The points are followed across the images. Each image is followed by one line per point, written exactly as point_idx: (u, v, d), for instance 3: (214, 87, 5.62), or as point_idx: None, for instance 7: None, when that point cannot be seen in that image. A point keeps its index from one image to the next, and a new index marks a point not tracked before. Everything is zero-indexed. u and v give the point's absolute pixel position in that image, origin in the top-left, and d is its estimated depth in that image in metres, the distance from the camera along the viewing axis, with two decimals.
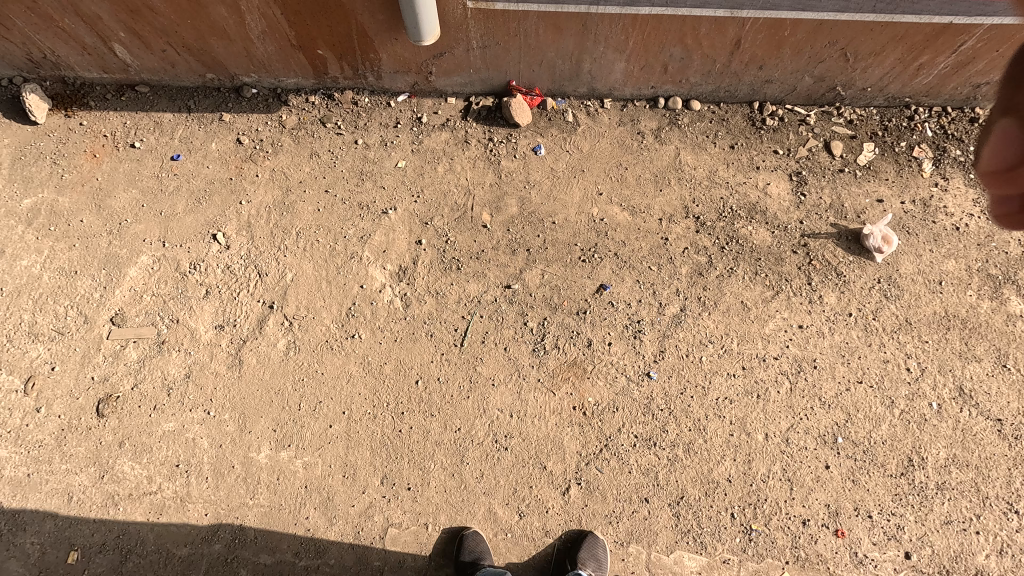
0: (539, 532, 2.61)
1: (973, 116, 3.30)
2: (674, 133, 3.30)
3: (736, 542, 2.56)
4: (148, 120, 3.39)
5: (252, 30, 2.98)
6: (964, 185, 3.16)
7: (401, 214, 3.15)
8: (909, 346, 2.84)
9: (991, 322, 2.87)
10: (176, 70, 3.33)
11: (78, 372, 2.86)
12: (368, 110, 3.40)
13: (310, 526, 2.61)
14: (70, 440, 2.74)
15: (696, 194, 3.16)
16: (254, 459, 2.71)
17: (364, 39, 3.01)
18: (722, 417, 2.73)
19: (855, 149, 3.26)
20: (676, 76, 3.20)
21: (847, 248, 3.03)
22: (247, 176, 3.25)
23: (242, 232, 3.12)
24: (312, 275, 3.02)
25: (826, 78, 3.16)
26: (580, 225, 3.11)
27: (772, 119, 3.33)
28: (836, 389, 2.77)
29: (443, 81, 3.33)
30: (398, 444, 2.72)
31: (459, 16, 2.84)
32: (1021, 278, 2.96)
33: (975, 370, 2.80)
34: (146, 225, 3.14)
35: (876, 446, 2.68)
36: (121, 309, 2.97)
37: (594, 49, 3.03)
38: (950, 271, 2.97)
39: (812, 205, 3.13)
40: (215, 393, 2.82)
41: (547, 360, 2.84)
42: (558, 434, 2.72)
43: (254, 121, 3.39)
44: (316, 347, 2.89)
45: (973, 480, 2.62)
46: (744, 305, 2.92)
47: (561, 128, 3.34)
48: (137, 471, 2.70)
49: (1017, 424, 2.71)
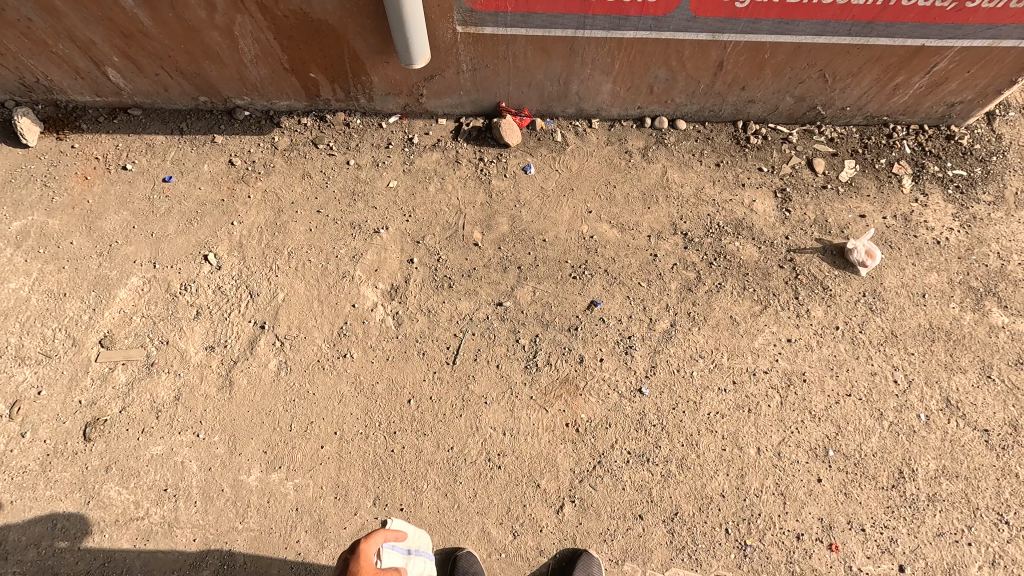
0: (533, 551, 2.58)
1: (950, 134, 3.40)
2: (661, 152, 3.37)
3: (731, 558, 2.55)
4: (140, 143, 3.41)
5: (245, 55, 3.03)
6: (943, 200, 3.24)
7: (393, 233, 3.17)
8: (896, 358, 2.88)
9: (974, 334, 2.93)
10: (169, 94, 3.36)
11: (65, 396, 2.82)
12: (359, 132, 3.45)
13: (301, 550, 2.57)
14: (56, 465, 2.70)
15: (683, 211, 3.21)
16: (244, 481, 2.68)
17: (356, 62, 3.07)
18: (714, 431, 2.74)
19: (836, 166, 3.35)
20: (662, 97, 3.28)
21: (832, 262, 3.09)
22: (238, 197, 3.26)
23: (233, 253, 3.13)
24: (304, 295, 3.03)
25: (806, 98, 3.25)
26: (570, 242, 3.14)
27: (756, 137, 3.42)
28: (826, 402, 2.80)
29: (434, 103, 3.39)
30: (391, 464, 2.70)
31: (449, 40, 2.91)
32: (1002, 290, 3.02)
33: (961, 381, 2.84)
34: (137, 247, 3.14)
35: (866, 459, 2.70)
36: (110, 331, 2.95)
37: (581, 71, 3.11)
38: (932, 284, 3.03)
39: (797, 221, 3.19)
40: (205, 415, 2.79)
41: (539, 377, 2.85)
42: (551, 451, 2.72)
43: (247, 142, 3.42)
44: (307, 368, 2.88)
45: (963, 491, 2.64)
46: (733, 320, 2.96)
47: (550, 147, 3.41)
48: (124, 496, 2.65)
49: (1004, 435, 2.74)
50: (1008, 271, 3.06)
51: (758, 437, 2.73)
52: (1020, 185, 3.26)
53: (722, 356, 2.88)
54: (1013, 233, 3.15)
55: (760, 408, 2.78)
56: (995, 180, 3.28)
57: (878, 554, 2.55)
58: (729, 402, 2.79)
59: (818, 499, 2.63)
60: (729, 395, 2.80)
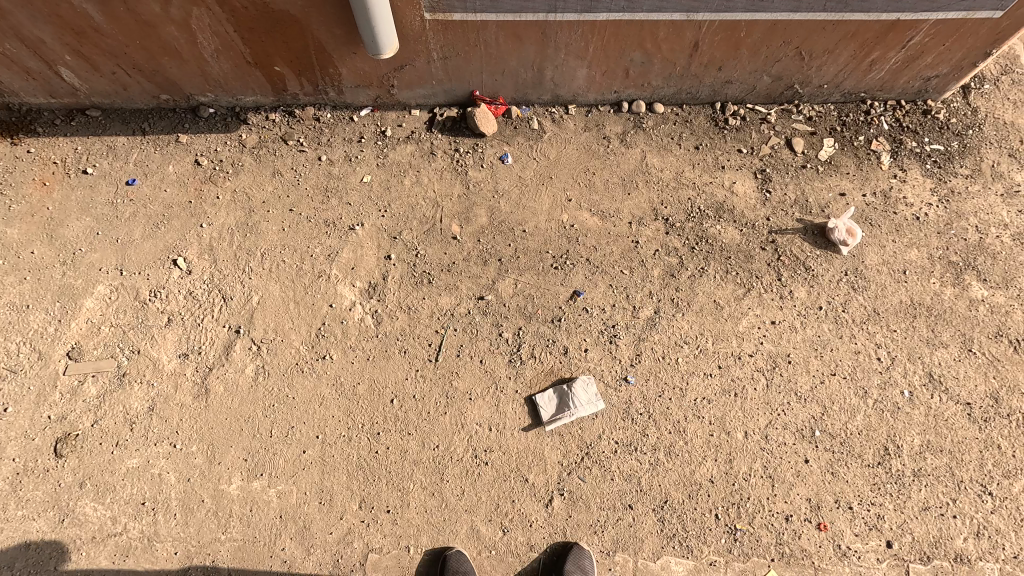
0: (523, 546, 2.55)
1: (926, 109, 3.40)
2: (639, 137, 3.32)
3: (721, 543, 2.55)
4: (100, 145, 3.27)
5: (205, 49, 2.91)
6: (922, 175, 3.23)
7: (369, 230, 3.09)
8: (879, 336, 2.88)
9: (955, 308, 2.94)
10: (128, 93, 3.22)
11: (33, 412, 2.72)
12: (330, 126, 3.35)
13: (286, 558, 2.52)
14: (27, 484, 2.60)
15: (663, 195, 3.17)
16: (225, 491, 2.61)
17: (322, 54, 2.96)
18: (701, 417, 2.72)
19: (815, 145, 3.32)
20: (638, 80, 3.22)
21: (813, 242, 3.07)
22: (207, 199, 3.15)
23: (204, 256, 3.02)
24: (279, 297, 2.94)
25: (783, 76, 3.21)
26: (550, 232, 3.09)
27: (734, 118, 3.37)
28: (811, 382, 2.80)
29: (406, 94, 3.29)
30: (376, 466, 2.65)
31: (418, 28, 2.81)
32: (981, 263, 3.03)
33: (943, 356, 2.85)
34: (102, 254, 3.02)
35: (852, 437, 2.71)
36: (78, 343, 2.84)
37: (555, 56, 3.03)
38: (913, 260, 3.04)
39: (778, 202, 3.17)
40: (181, 424, 2.71)
41: (524, 370, 2.80)
42: (538, 445, 2.68)
43: (213, 141, 3.30)
44: (286, 371, 2.80)
45: (947, 464, 2.66)
46: (717, 304, 2.93)
47: (527, 136, 3.33)
48: (100, 512, 2.57)
49: (986, 407, 2.76)
50: (986, 245, 3.07)
51: (745, 421, 2.72)
52: (996, 158, 3.26)
53: (707, 342, 2.86)
54: (991, 206, 3.15)
55: (746, 392, 2.77)
56: (972, 153, 3.28)
57: (866, 531, 2.56)
58: (715, 387, 2.78)
59: (806, 480, 2.64)
60: (715, 379, 2.79)
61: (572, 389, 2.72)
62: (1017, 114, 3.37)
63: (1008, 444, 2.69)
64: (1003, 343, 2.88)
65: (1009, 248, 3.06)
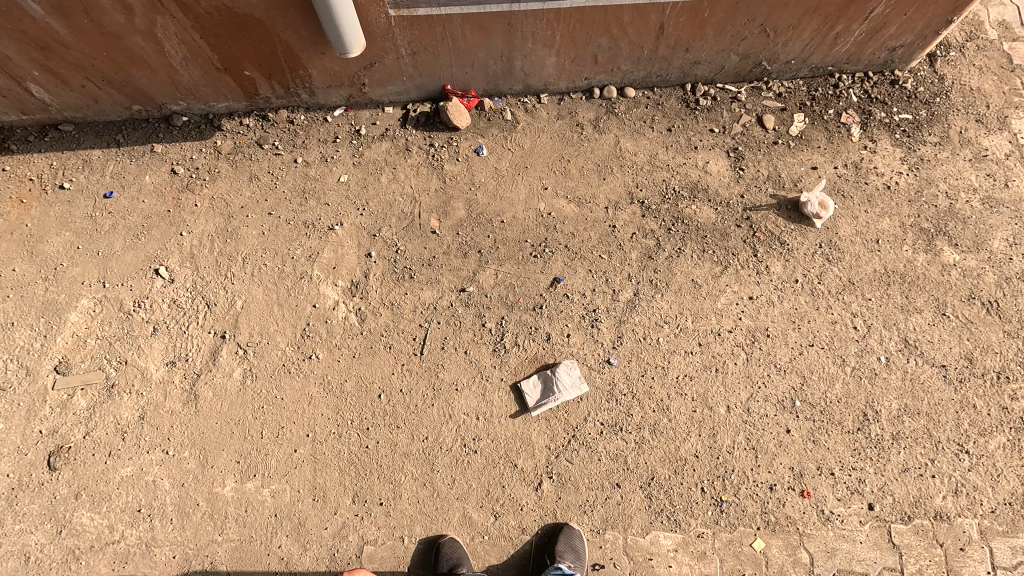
0: (515, 530, 2.61)
1: (894, 79, 3.43)
2: (612, 122, 3.34)
3: (708, 515, 2.61)
4: (75, 159, 3.26)
5: (172, 57, 2.91)
6: (892, 145, 3.28)
7: (348, 229, 3.11)
8: (854, 305, 2.93)
9: (927, 274, 2.99)
10: (99, 105, 3.22)
11: (24, 428, 2.74)
12: (304, 128, 3.35)
13: (283, 555, 2.57)
14: (23, 498, 2.63)
15: (638, 179, 3.20)
16: (219, 493, 2.65)
17: (290, 56, 2.97)
18: (684, 394, 2.78)
19: (786, 121, 3.35)
20: (607, 66, 3.24)
21: (787, 217, 3.11)
22: (185, 207, 3.16)
23: (185, 264, 3.04)
24: (263, 300, 2.97)
25: (750, 54, 3.24)
26: (528, 221, 3.12)
27: (705, 99, 3.40)
28: (790, 353, 2.85)
29: (378, 92, 3.30)
30: (367, 461, 2.69)
31: (384, 26, 2.83)
32: (952, 229, 3.08)
33: (917, 321, 2.91)
34: (84, 267, 3.03)
35: (831, 406, 2.77)
36: (64, 357, 2.86)
37: (522, 46, 3.05)
38: (885, 229, 3.09)
39: (751, 178, 3.21)
40: (172, 431, 2.74)
41: (508, 358, 2.85)
42: (526, 431, 2.73)
43: (188, 149, 3.30)
44: (273, 373, 2.83)
45: (925, 426, 2.73)
46: (695, 283, 2.98)
47: (501, 127, 3.35)
48: (97, 521, 2.61)
49: (961, 368, 2.82)
50: (956, 210, 3.12)
51: (727, 395, 2.78)
52: (964, 124, 3.31)
53: (686, 320, 2.91)
54: (960, 171, 3.20)
55: (727, 366, 2.82)
56: (940, 121, 3.32)
57: (848, 495, 2.63)
58: (696, 364, 2.83)
59: (788, 449, 2.70)
60: (696, 356, 2.84)
61: (555, 373, 2.76)
62: (983, 80, 3.41)
63: (982, 403, 2.76)
64: (976, 306, 2.93)
65: (979, 211, 3.11)
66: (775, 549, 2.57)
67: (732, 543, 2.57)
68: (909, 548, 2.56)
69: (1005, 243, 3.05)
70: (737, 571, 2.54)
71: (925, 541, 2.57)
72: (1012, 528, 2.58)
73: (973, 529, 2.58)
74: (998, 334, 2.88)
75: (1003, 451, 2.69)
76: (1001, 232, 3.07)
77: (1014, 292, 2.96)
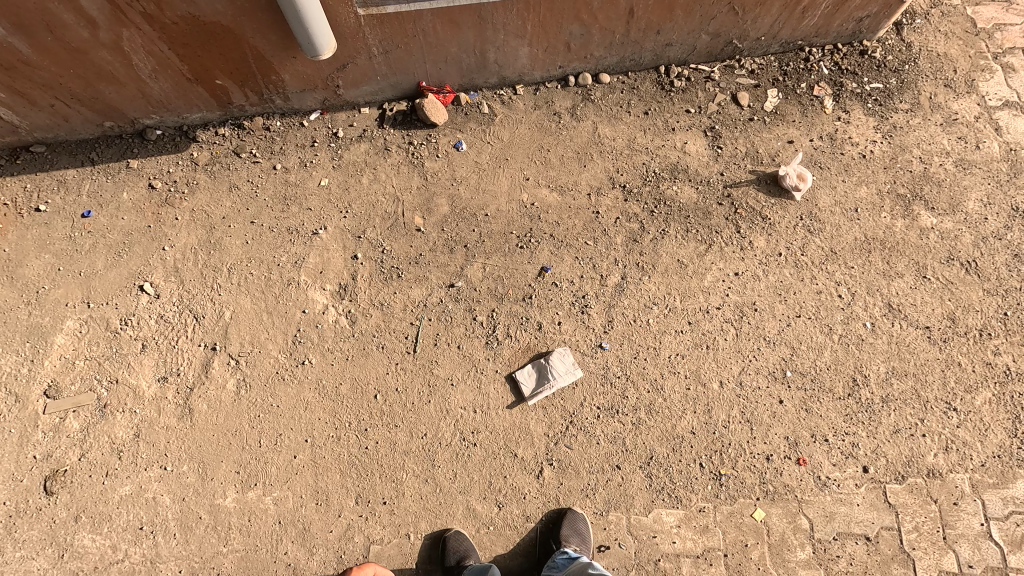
0: (520, 518, 2.63)
1: (863, 49, 3.47)
2: (589, 109, 3.36)
3: (708, 490, 2.65)
4: (50, 180, 3.21)
5: (141, 70, 2.88)
6: (864, 114, 3.32)
7: (333, 232, 3.10)
8: (838, 274, 2.98)
9: (907, 239, 3.05)
10: (70, 124, 3.17)
11: (17, 454, 2.71)
12: (281, 134, 3.33)
13: (290, 561, 2.57)
14: (21, 525, 2.61)
15: (618, 163, 3.22)
16: (221, 505, 2.64)
17: (262, 62, 2.94)
18: (677, 372, 2.81)
19: (760, 97, 3.39)
20: (581, 53, 3.25)
21: (766, 192, 3.15)
22: (166, 221, 3.13)
23: (170, 279, 3.02)
24: (251, 309, 2.95)
25: (721, 33, 3.26)
26: (512, 213, 3.13)
27: (679, 80, 3.42)
28: (778, 325, 2.89)
29: (353, 93, 3.28)
30: (367, 461, 2.70)
31: (354, 25, 2.81)
32: (928, 192, 3.14)
33: (900, 285, 2.96)
34: (66, 289, 2.99)
35: (821, 374, 2.81)
36: (53, 380, 2.83)
37: (494, 38, 3.05)
38: (863, 197, 3.13)
39: (730, 156, 3.24)
40: (169, 447, 2.73)
41: (501, 350, 2.86)
42: (524, 420, 2.75)
43: (164, 162, 3.26)
44: (267, 382, 2.82)
45: (913, 387, 2.79)
46: (681, 263, 3.01)
47: (479, 120, 3.35)
48: (99, 542, 2.59)
49: (945, 328, 2.88)
50: (931, 174, 3.17)
51: (719, 370, 2.81)
52: (933, 90, 3.36)
53: (675, 300, 2.94)
54: (932, 136, 3.26)
55: (717, 343, 2.86)
56: (910, 88, 3.37)
57: (843, 460, 2.69)
58: (687, 342, 2.86)
59: (781, 419, 2.74)
60: (687, 335, 2.87)
61: (549, 361, 2.79)
62: (949, 45, 3.47)
63: (967, 361, 2.82)
64: (955, 267, 2.99)
65: (952, 174, 3.17)
66: (776, 518, 2.61)
67: (733, 515, 2.61)
68: (904, 507, 2.62)
69: (980, 203, 3.11)
70: (739, 541, 2.59)
71: (919, 498, 2.63)
72: (1002, 479, 2.65)
73: (965, 483, 2.64)
74: (978, 292, 2.95)
75: (990, 406, 2.75)
76: (975, 193, 3.13)
77: (991, 250, 3.02)
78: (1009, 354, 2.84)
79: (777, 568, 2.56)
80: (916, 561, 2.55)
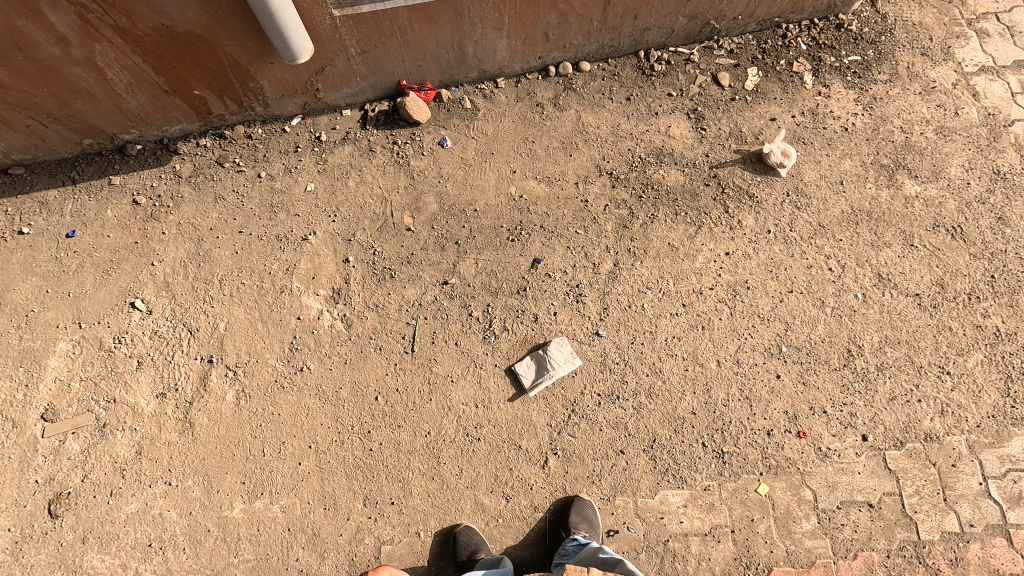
0: (528, 509, 2.65)
1: (839, 23, 3.49)
2: (571, 98, 3.35)
3: (712, 468, 2.68)
4: (32, 203, 3.17)
5: (117, 85, 2.84)
6: (844, 88, 3.34)
7: (322, 237, 3.08)
8: (827, 248, 3.01)
9: (893, 208, 3.08)
10: (48, 143, 3.12)
11: (19, 480, 2.69)
12: (264, 141, 3.29)
13: (302, 567, 2.57)
14: (27, 550, 2.59)
15: (604, 151, 3.23)
16: (229, 516, 2.64)
17: (239, 69, 2.91)
18: (674, 355, 2.83)
19: (741, 76, 3.40)
20: (559, 42, 3.24)
21: (752, 170, 3.17)
22: (153, 236, 3.10)
23: (161, 294, 2.99)
24: (245, 319, 2.93)
25: (698, 15, 3.27)
26: (501, 206, 3.13)
27: (659, 64, 3.42)
28: (772, 302, 2.92)
29: (334, 96, 3.26)
30: (372, 463, 2.70)
31: (330, 27, 2.79)
32: (910, 161, 3.17)
33: (888, 255, 3.00)
34: (56, 311, 2.96)
35: (816, 347, 2.85)
36: (50, 404, 2.80)
37: (472, 32, 3.03)
38: (848, 170, 3.16)
39: (714, 137, 3.25)
40: (172, 462, 2.72)
41: (499, 344, 2.87)
42: (526, 412, 2.76)
43: (147, 177, 3.22)
44: (266, 391, 2.81)
45: (906, 354, 2.83)
46: (672, 246, 3.02)
47: (462, 116, 3.33)
48: (108, 562, 2.58)
49: (935, 295, 2.92)
50: (912, 143, 3.21)
51: (716, 350, 2.84)
52: (911, 59, 3.39)
53: (668, 284, 2.95)
54: (912, 105, 3.29)
55: (712, 323, 2.88)
56: (888, 58, 3.40)
57: (842, 430, 2.72)
58: (683, 324, 2.88)
59: (780, 394, 2.77)
60: (682, 317, 2.89)
61: (546, 351, 2.80)
62: (923, 14, 3.50)
63: (957, 325, 2.87)
64: (941, 233, 3.03)
65: (934, 142, 3.21)
66: (779, 491, 2.65)
67: (738, 492, 2.65)
68: (905, 471, 2.66)
69: (961, 169, 3.15)
70: (745, 517, 2.62)
71: (919, 462, 2.67)
72: (998, 439, 2.70)
73: (961, 445, 2.69)
74: (965, 257, 2.99)
75: (982, 367, 2.80)
76: (957, 159, 3.17)
77: (975, 215, 3.06)
78: (998, 316, 2.89)
79: (784, 541, 2.59)
80: (919, 524, 2.60)
